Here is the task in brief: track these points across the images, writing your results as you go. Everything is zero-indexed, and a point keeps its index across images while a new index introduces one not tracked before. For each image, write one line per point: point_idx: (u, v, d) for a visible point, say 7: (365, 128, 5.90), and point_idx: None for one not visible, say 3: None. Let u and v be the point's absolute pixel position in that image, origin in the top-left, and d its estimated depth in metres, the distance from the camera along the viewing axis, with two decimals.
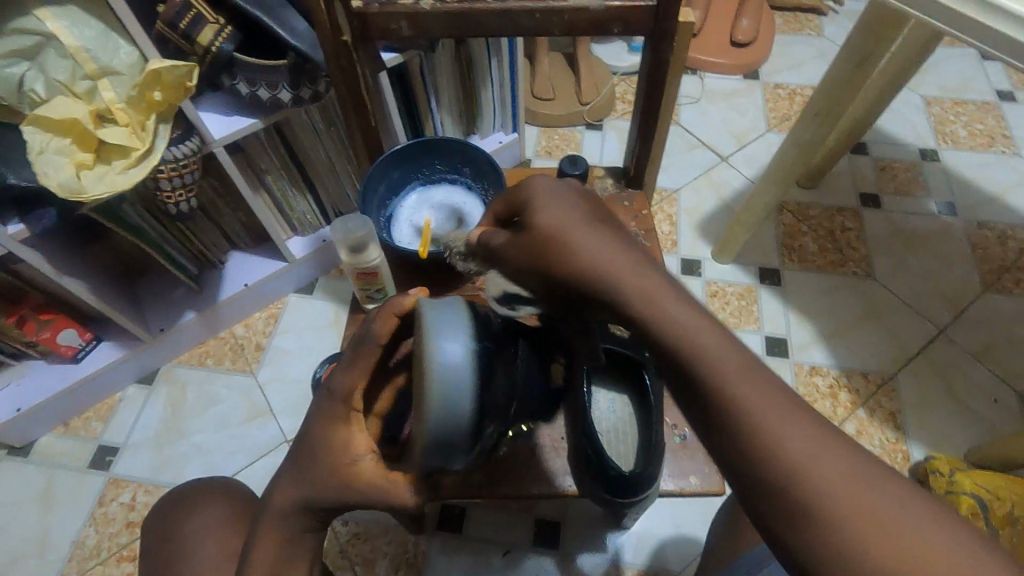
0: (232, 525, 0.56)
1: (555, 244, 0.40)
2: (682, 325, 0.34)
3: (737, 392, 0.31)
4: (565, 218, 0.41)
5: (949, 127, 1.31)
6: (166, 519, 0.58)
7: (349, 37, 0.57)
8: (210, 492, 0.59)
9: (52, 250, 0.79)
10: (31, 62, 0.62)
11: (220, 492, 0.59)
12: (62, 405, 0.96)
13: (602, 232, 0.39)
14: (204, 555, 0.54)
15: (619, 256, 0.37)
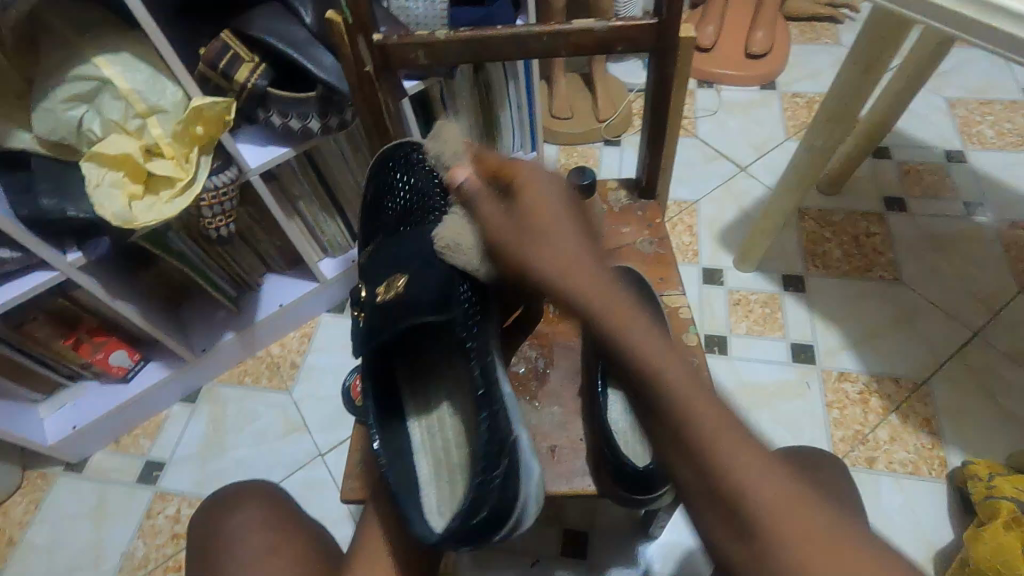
0: (264, 527, 0.60)
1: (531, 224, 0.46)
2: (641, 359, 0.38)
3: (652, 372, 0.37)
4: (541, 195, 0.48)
5: (975, 128, 1.29)
6: (209, 515, 0.62)
7: (371, 67, 0.62)
8: (248, 492, 0.63)
9: (107, 276, 0.86)
10: (89, 105, 0.69)
11: (257, 494, 0.63)
12: (113, 423, 1.02)
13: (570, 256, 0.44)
14: (238, 552, 0.58)
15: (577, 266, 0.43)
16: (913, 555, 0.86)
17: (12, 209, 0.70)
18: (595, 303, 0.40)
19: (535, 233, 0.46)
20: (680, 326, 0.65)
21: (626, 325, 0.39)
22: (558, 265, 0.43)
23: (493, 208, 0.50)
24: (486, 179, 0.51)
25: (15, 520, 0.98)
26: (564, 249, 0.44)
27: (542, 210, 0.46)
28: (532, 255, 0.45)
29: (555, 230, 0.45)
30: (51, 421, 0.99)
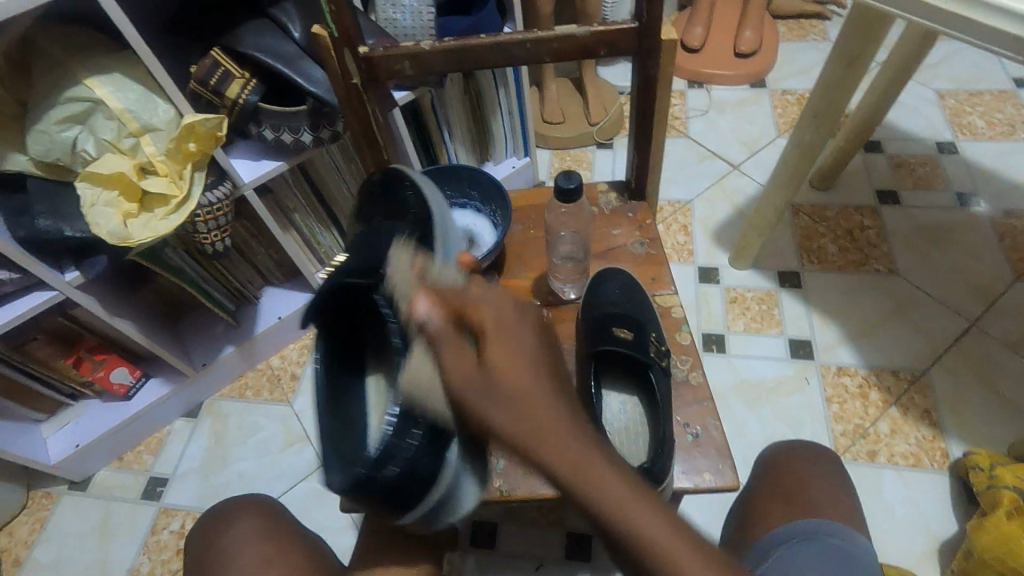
0: (263, 540, 0.60)
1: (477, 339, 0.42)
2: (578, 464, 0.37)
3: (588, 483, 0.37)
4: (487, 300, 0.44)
5: (966, 119, 1.30)
6: (207, 526, 0.63)
7: (358, 79, 0.62)
8: (245, 504, 0.64)
9: (105, 294, 0.87)
10: (83, 126, 0.70)
11: (255, 506, 0.63)
12: (116, 440, 1.03)
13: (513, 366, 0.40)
14: (237, 564, 0.59)
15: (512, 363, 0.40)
16: (918, 548, 0.86)
17: (9, 231, 0.70)
18: (542, 455, 0.37)
19: (501, 393, 0.39)
20: (673, 326, 0.66)
21: (587, 489, 0.36)
22: (526, 430, 0.37)
23: (461, 349, 0.41)
24: (452, 323, 0.43)
25: (21, 540, 0.99)
26: (507, 357, 0.40)
27: (508, 366, 0.39)
28: (493, 409, 0.38)
29: (529, 385, 0.39)
30: (54, 440, 1.00)
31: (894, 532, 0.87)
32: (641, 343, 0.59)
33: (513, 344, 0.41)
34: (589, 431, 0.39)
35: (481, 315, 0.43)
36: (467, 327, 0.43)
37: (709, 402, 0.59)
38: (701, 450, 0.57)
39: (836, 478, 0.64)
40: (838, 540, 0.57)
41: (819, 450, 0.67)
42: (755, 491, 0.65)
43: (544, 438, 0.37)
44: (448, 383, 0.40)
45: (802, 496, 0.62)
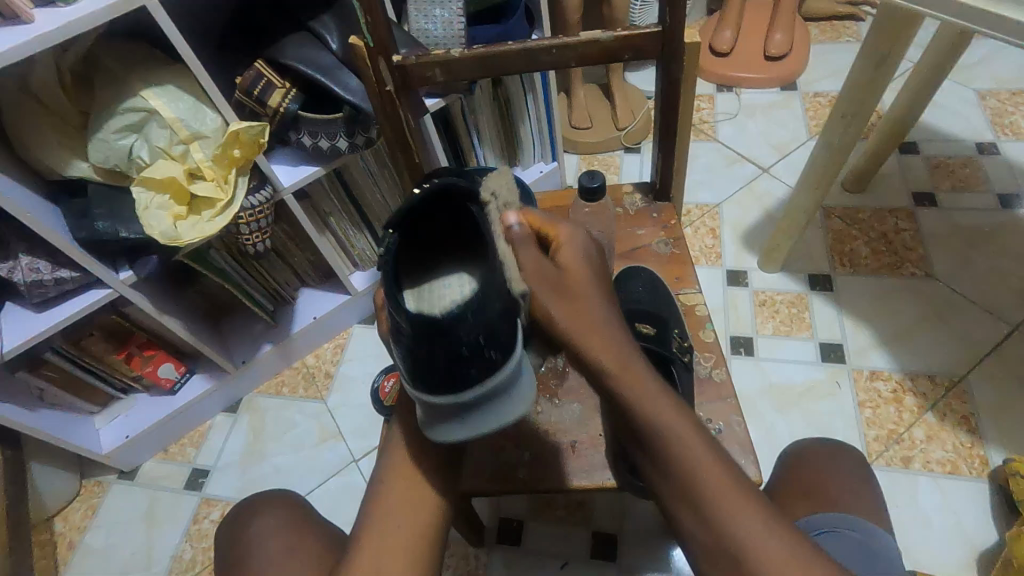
0: (283, 530, 0.62)
1: (559, 289, 0.48)
2: (657, 424, 0.44)
3: (664, 445, 0.44)
4: (575, 248, 0.51)
5: (1008, 118, 1.26)
6: (238, 514, 0.66)
7: (391, 86, 0.66)
8: (270, 498, 0.66)
9: (154, 292, 0.92)
10: (139, 134, 0.75)
11: (281, 499, 0.66)
12: (162, 432, 1.08)
13: (579, 288, 0.48)
14: (260, 552, 0.61)
15: (589, 306, 0.47)
16: (954, 557, 0.84)
17: (71, 231, 0.76)
18: (587, 352, 0.46)
19: (569, 296, 0.48)
20: (696, 324, 0.67)
21: (624, 390, 0.45)
22: (574, 337, 0.47)
23: (533, 258, 0.49)
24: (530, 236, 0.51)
25: (74, 525, 1.04)
26: (574, 261, 0.50)
27: (574, 276, 0.49)
28: (556, 290, 0.48)
29: (576, 290, 0.48)
30: (107, 431, 1.06)
31: (929, 540, 0.85)
32: (662, 338, 0.61)
33: (572, 252, 0.51)
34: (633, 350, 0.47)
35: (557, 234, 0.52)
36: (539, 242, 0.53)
37: (732, 398, 0.60)
38: (723, 446, 0.58)
39: (853, 469, 0.65)
40: (859, 534, 0.57)
41: (840, 448, 0.67)
42: (774, 488, 0.66)
43: (592, 343, 0.46)
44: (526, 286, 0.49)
45: (820, 491, 0.63)
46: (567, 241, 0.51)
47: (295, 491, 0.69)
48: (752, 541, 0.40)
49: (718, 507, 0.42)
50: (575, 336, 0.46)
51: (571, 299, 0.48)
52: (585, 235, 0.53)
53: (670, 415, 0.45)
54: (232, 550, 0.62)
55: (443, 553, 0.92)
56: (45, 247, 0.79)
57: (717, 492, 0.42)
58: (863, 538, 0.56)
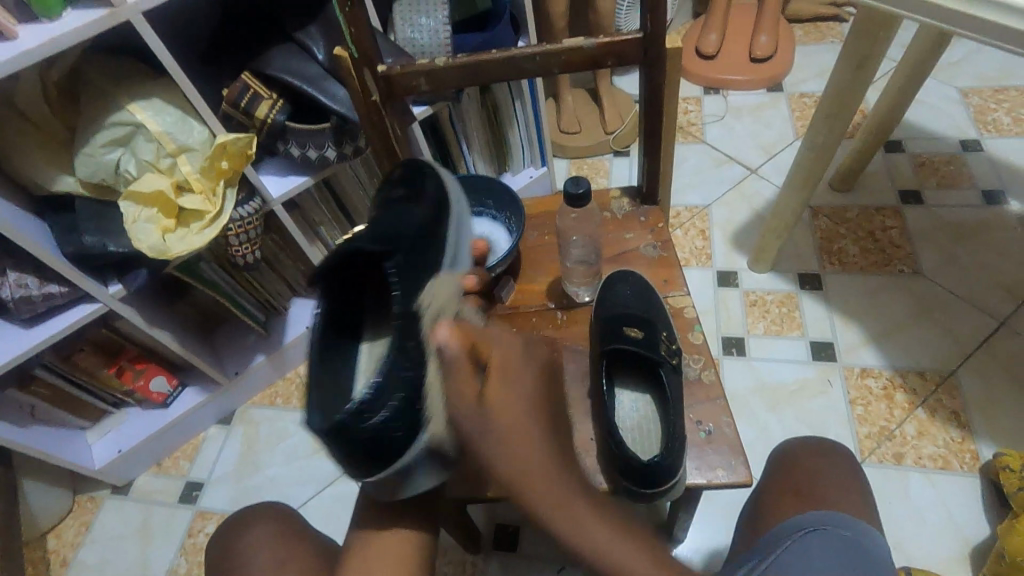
0: (274, 545, 0.62)
1: (489, 413, 0.43)
2: (607, 551, 0.42)
3: (605, 567, 0.42)
4: (516, 368, 0.46)
5: (990, 116, 1.28)
6: (229, 528, 0.65)
7: (376, 96, 0.66)
8: (260, 511, 0.66)
9: (144, 306, 0.91)
10: (125, 148, 0.75)
11: (271, 512, 0.65)
12: (155, 446, 1.08)
13: (511, 414, 0.42)
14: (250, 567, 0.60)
15: (525, 441, 0.42)
16: (948, 551, 0.84)
17: (58, 246, 0.76)
18: (524, 492, 0.42)
19: (494, 437, 0.42)
20: (685, 326, 0.67)
21: (566, 529, 0.42)
22: (516, 472, 0.41)
23: (469, 383, 0.44)
24: (466, 353, 0.45)
25: (67, 542, 1.04)
26: (506, 392, 0.43)
27: (505, 409, 0.43)
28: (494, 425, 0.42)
29: (501, 413, 0.42)
30: (100, 446, 1.05)
31: (922, 536, 0.86)
32: (651, 341, 0.61)
33: (517, 376, 0.46)
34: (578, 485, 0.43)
35: (491, 351, 0.47)
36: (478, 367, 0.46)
37: (721, 399, 0.61)
38: (714, 447, 0.58)
39: (843, 468, 0.65)
40: (848, 531, 0.57)
41: (828, 446, 0.67)
42: (764, 487, 0.66)
43: (537, 490, 0.42)
44: (453, 415, 0.44)
45: (811, 491, 0.63)
46: (502, 368, 0.45)
47: (287, 503, 0.68)
48: None
49: None
50: (504, 472, 0.41)
51: (507, 442, 0.42)
52: (530, 349, 0.49)
53: (614, 538, 0.42)
54: (224, 565, 0.62)
55: (440, 561, 0.91)
56: (32, 263, 0.78)
57: None
58: (854, 536, 0.56)
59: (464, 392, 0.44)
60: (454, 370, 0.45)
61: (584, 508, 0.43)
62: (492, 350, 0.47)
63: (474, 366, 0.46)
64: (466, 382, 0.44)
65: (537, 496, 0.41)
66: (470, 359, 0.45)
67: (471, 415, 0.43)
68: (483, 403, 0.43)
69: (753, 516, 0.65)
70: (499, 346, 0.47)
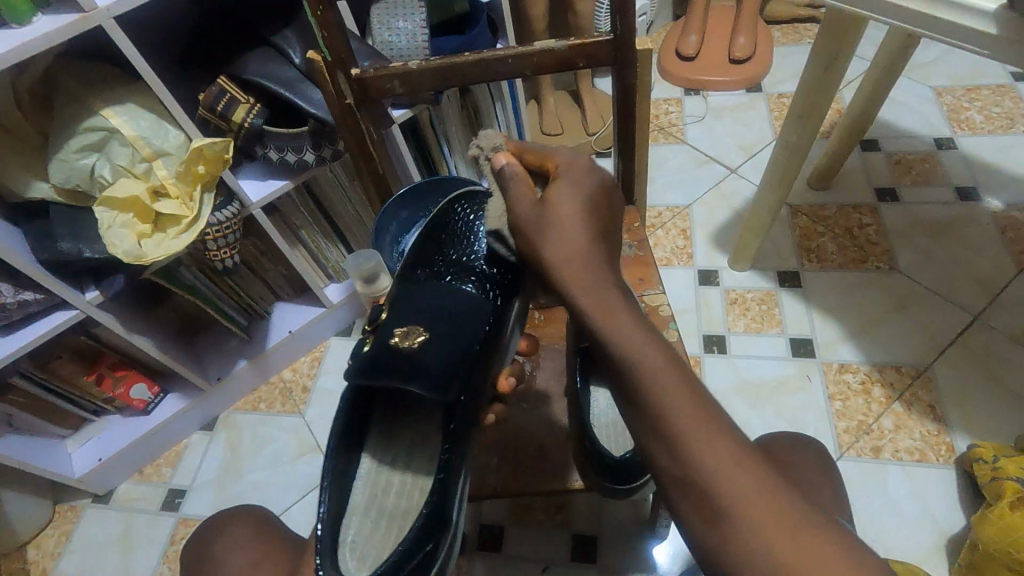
0: (250, 550, 0.62)
1: (543, 213, 0.46)
2: (636, 355, 0.40)
3: (637, 372, 0.40)
4: (579, 194, 0.46)
5: (963, 114, 1.30)
6: (205, 534, 0.65)
7: (351, 99, 0.66)
8: (237, 516, 0.66)
9: (122, 313, 0.90)
10: (100, 153, 0.75)
11: (248, 517, 0.65)
12: (136, 454, 1.07)
13: (575, 233, 0.44)
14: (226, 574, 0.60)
15: (578, 241, 0.44)
16: (925, 542, 0.86)
17: (32, 253, 0.75)
18: (567, 287, 0.43)
19: (543, 236, 0.45)
20: (661, 324, 0.68)
21: (599, 320, 0.41)
22: (561, 257, 0.43)
23: (529, 194, 0.48)
24: (523, 171, 0.50)
25: (47, 552, 1.02)
26: (566, 195, 0.46)
27: (558, 206, 0.45)
28: (561, 204, 0.46)
29: (561, 221, 0.45)
30: (79, 455, 1.04)
31: (899, 528, 0.87)
32: None
33: (575, 180, 0.47)
34: (621, 286, 0.44)
35: (555, 159, 0.51)
36: (540, 179, 0.52)
37: None
38: None
39: (816, 462, 0.66)
40: (815, 523, 0.58)
41: (803, 441, 0.69)
42: None
43: (577, 285, 0.43)
44: (513, 217, 0.48)
45: (783, 483, 0.64)
46: (566, 163, 0.49)
47: (265, 508, 0.68)
48: (740, 506, 0.37)
49: (704, 460, 0.38)
50: (552, 258, 0.44)
51: (558, 226, 0.44)
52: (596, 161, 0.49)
53: (650, 347, 0.41)
54: (201, 571, 0.62)
55: None
56: (7, 270, 0.77)
57: (688, 432, 0.38)
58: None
59: (523, 194, 0.48)
60: (514, 177, 0.50)
61: (619, 309, 0.42)
62: (556, 151, 0.51)
63: (535, 178, 0.51)
64: (527, 194, 0.48)
65: (573, 291, 0.42)
66: (525, 176, 0.50)
67: (530, 213, 0.47)
68: (544, 199, 0.47)
69: None
70: (575, 156, 0.50)
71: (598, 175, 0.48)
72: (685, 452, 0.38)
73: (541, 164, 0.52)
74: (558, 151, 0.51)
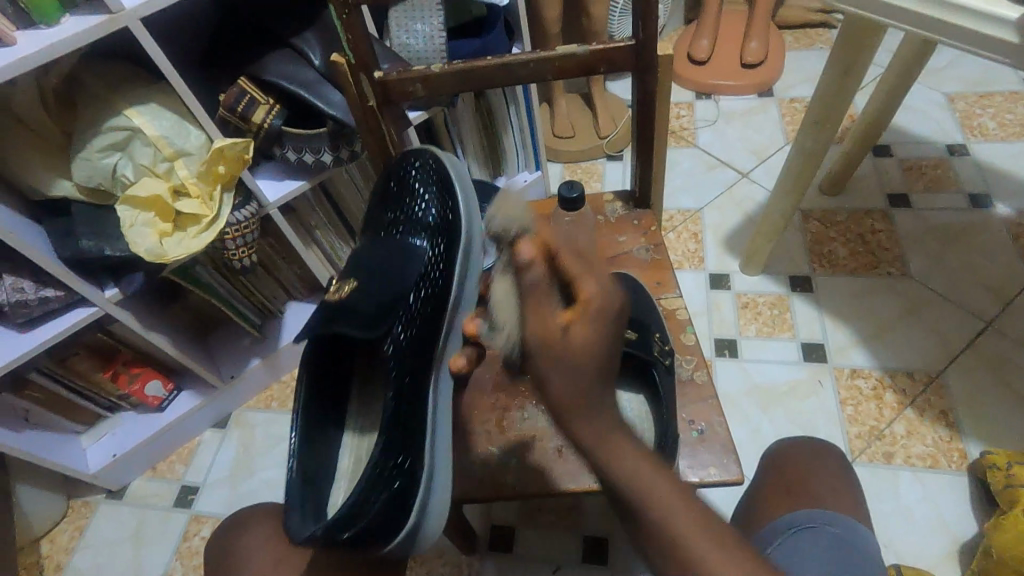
0: (269, 546, 0.62)
1: (564, 347, 0.39)
2: (647, 483, 0.41)
3: (641, 498, 0.41)
4: (594, 348, 0.39)
5: (976, 121, 1.30)
6: (224, 531, 0.66)
7: (373, 102, 0.67)
8: (255, 512, 0.66)
9: (139, 310, 0.91)
10: (123, 152, 0.75)
11: (266, 514, 0.66)
12: (150, 451, 1.07)
13: (593, 352, 0.40)
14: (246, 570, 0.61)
15: (591, 364, 0.39)
16: (937, 549, 0.86)
17: (54, 250, 0.76)
18: (573, 424, 0.41)
19: (560, 371, 0.39)
20: (678, 327, 0.68)
21: (613, 465, 0.41)
22: (567, 400, 0.40)
23: (547, 310, 0.40)
24: (549, 276, 0.40)
25: (61, 547, 1.03)
26: (591, 337, 0.39)
27: (584, 353, 0.39)
28: (553, 377, 0.40)
29: (582, 361, 0.39)
30: (94, 451, 1.05)
31: (911, 533, 0.87)
32: (643, 340, 0.60)
33: (595, 313, 0.39)
34: (616, 413, 0.42)
35: (586, 287, 0.40)
36: (559, 288, 0.41)
37: (714, 400, 0.62)
38: (706, 446, 0.59)
39: (832, 466, 0.66)
40: (836, 528, 0.58)
41: (818, 445, 0.69)
42: (755, 485, 0.67)
43: (576, 418, 0.41)
44: (525, 335, 0.41)
45: (799, 488, 0.64)
46: (595, 303, 0.39)
47: (281, 504, 0.69)
48: None
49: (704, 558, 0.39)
50: (557, 404, 0.40)
51: (571, 365, 0.39)
52: (622, 294, 0.41)
53: (649, 471, 0.41)
54: (220, 567, 0.62)
55: (436, 562, 0.92)
56: (29, 267, 0.78)
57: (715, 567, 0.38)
58: (839, 532, 0.58)
59: (545, 327, 0.39)
60: (535, 312, 0.40)
61: (635, 456, 0.42)
62: (587, 278, 0.40)
63: (558, 294, 0.41)
64: (557, 314, 0.40)
65: (573, 418, 0.41)
66: (550, 289, 0.40)
67: (553, 364, 0.39)
68: (546, 358, 0.40)
69: (745, 511, 0.67)
70: (594, 279, 0.40)
71: (618, 307, 0.41)
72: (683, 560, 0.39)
73: (569, 282, 0.40)
74: (591, 278, 0.40)
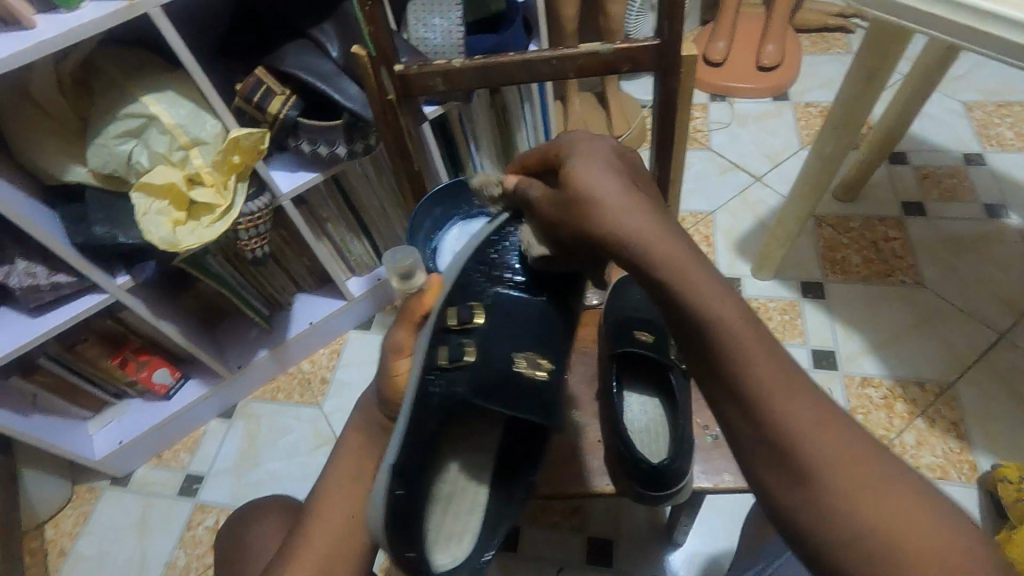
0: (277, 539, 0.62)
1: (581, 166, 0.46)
2: (710, 306, 0.38)
3: (719, 337, 0.37)
4: (615, 167, 0.46)
5: (994, 130, 1.29)
6: (233, 524, 0.65)
7: (393, 95, 0.66)
8: (264, 505, 0.66)
9: (150, 298, 0.91)
10: (138, 140, 0.75)
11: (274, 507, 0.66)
12: (155, 438, 1.07)
13: (609, 174, 0.45)
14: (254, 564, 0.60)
15: (613, 183, 0.44)
16: None
17: (67, 236, 0.76)
18: (620, 240, 0.41)
19: (581, 195, 0.44)
20: None
21: (669, 276, 0.39)
22: (603, 221, 0.42)
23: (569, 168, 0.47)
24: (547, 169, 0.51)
25: (65, 532, 1.03)
26: (601, 167, 0.46)
27: (595, 175, 0.45)
28: (583, 183, 0.45)
29: (606, 186, 0.44)
30: (99, 437, 1.05)
31: None
32: (659, 344, 0.63)
33: (605, 154, 0.47)
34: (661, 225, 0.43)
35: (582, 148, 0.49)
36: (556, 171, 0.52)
37: None
38: None
39: None
40: None
41: None
42: None
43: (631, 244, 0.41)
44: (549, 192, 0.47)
45: None
46: (596, 147, 0.48)
47: (289, 497, 0.69)
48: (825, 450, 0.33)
49: (774, 394, 0.35)
50: (604, 229, 0.42)
51: (596, 190, 0.44)
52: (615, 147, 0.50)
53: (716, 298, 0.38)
54: (228, 559, 0.62)
55: None
56: (42, 252, 0.78)
57: (783, 392, 0.35)
58: None
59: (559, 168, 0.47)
60: None
61: (690, 263, 0.40)
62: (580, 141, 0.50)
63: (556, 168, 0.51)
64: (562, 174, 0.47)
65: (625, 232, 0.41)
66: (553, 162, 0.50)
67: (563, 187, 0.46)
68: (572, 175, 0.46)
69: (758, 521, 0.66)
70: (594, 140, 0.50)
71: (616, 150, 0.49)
72: (760, 398, 0.35)
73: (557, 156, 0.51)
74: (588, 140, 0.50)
